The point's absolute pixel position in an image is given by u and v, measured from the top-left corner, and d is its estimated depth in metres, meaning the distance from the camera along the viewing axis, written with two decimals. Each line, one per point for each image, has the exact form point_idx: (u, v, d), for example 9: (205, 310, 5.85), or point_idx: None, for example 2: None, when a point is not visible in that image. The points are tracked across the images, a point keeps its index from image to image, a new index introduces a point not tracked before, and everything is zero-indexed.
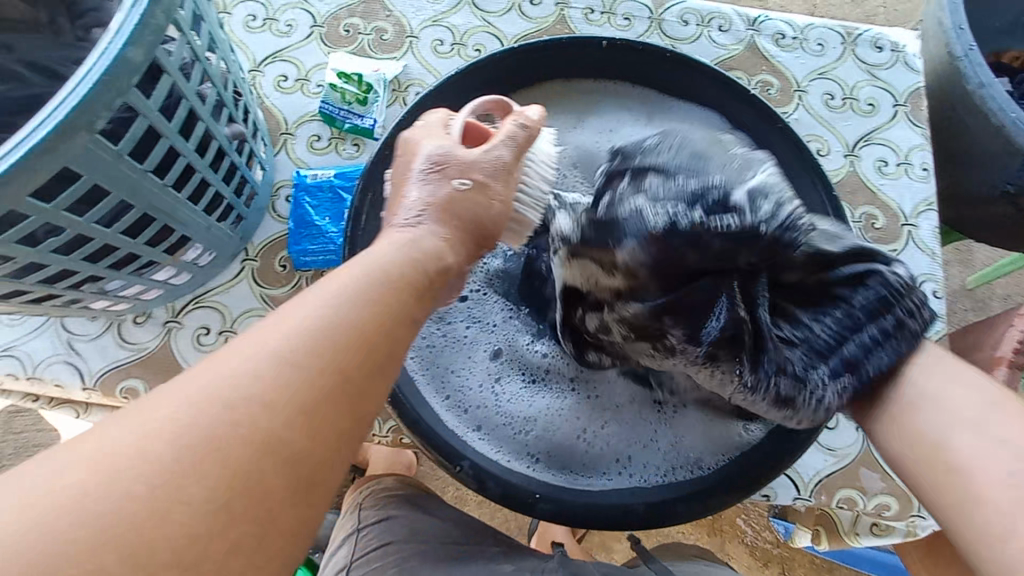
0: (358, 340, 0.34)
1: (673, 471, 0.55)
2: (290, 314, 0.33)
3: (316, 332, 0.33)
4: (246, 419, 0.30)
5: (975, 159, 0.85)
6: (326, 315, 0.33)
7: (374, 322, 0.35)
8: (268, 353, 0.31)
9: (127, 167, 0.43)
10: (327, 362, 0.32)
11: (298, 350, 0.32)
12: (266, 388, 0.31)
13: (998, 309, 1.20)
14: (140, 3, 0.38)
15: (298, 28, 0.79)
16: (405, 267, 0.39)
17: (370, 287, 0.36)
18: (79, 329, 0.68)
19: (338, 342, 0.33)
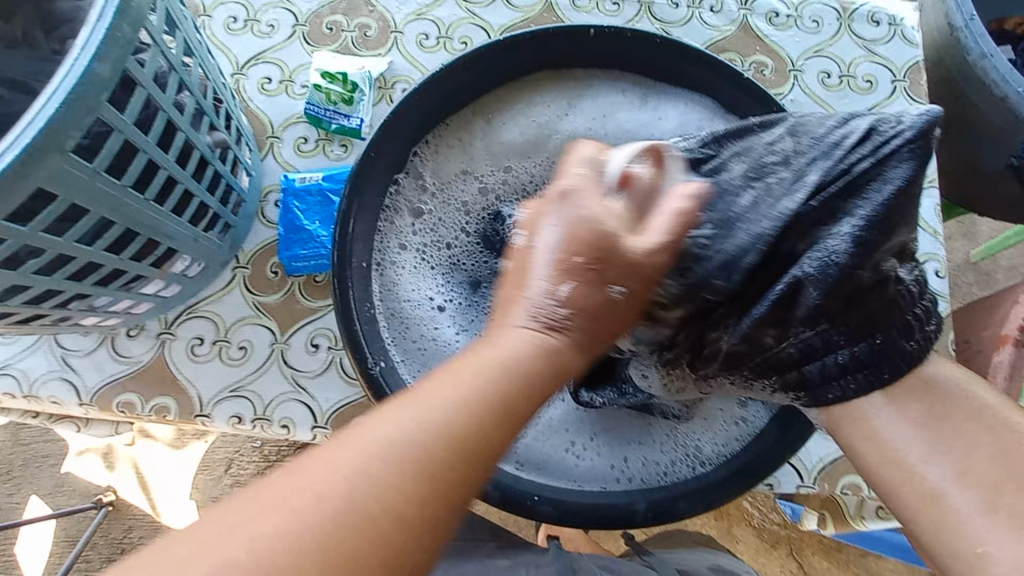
0: (482, 434, 0.34)
1: (671, 470, 0.56)
2: (395, 417, 0.33)
3: (424, 431, 0.33)
4: (357, 530, 0.30)
5: (978, 132, 0.83)
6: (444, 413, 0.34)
7: (491, 413, 0.35)
8: (381, 448, 0.32)
9: (105, 185, 0.42)
10: (448, 462, 0.33)
11: (406, 447, 0.32)
12: (382, 493, 0.31)
13: (1003, 282, 1.19)
14: (105, 16, 0.36)
15: (280, 28, 0.77)
16: (527, 354, 0.38)
17: (500, 380, 0.36)
18: (73, 345, 0.67)
19: (452, 446, 0.33)
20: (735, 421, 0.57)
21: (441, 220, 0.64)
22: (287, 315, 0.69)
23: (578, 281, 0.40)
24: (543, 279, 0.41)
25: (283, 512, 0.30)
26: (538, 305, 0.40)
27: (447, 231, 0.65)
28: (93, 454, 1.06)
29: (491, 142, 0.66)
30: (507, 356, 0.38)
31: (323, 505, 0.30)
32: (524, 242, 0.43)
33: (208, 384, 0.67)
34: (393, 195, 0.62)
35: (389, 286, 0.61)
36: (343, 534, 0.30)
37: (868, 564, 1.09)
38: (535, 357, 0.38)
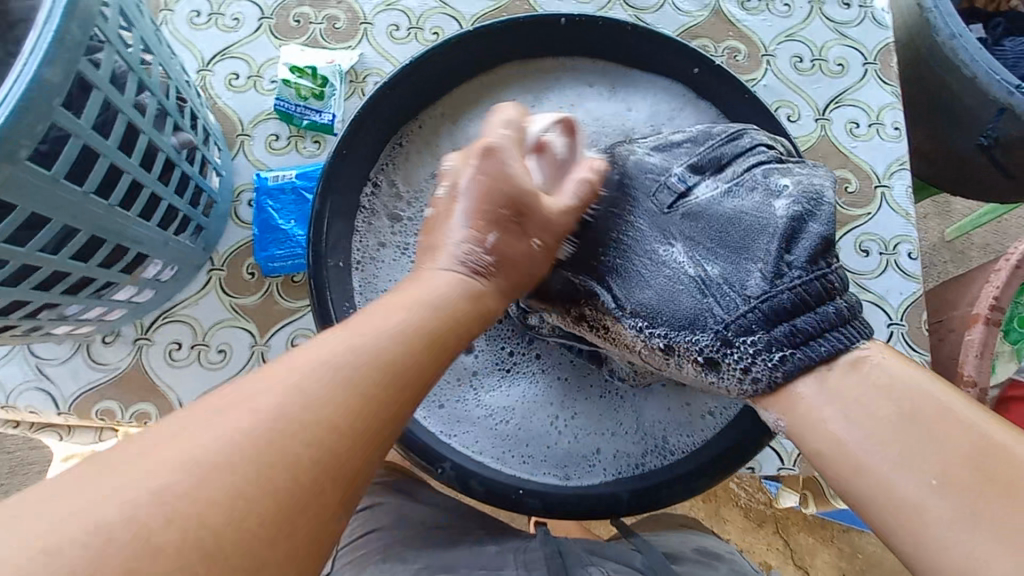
0: (338, 444, 0.31)
1: (641, 461, 0.57)
2: (265, 392, 0.31)
3: (318, 400, 0.31)
4: (251, 480, 0.28)
5: (948, 113, 0.84)
6: (327, 390, 0.31)
7: (422, 330, 0.37)
8: (251, 415, 0.29)
9: (66, 192, 0.41)
10: (355, 403, 0.32)
11: (282, 421, 0.30)
12: (307, 433, 0.30)
13: (976, 258, 1.21)
14: (53, 20, 0.35)
15: (246, 22, 0.75)
16: (454, 285, 0.41)
17: (354, 366, 0.33)
18: (48, 353, 0.66)
19: (360, 391, 0.32)
20: (708, 415, 0.57)
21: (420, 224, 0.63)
22: (265, 316, 0.68)
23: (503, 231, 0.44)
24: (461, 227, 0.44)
25: (156, 456, 0.27)
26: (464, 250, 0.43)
27: (428, 233, 0.64)
28: (78, 461, 1.05)
29: (457, 139, 0.64)
30: (431, 287, 0.40)
31: (234, 444, 0.28)
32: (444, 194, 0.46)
33: (187, 388, 0.66)
34: (366, 195, 0.62)
35: (367, 284, 0.61)
36: (239, 491, 0.27)
37: (849, 538, 1.12)
38: (460, 291, 0.41)
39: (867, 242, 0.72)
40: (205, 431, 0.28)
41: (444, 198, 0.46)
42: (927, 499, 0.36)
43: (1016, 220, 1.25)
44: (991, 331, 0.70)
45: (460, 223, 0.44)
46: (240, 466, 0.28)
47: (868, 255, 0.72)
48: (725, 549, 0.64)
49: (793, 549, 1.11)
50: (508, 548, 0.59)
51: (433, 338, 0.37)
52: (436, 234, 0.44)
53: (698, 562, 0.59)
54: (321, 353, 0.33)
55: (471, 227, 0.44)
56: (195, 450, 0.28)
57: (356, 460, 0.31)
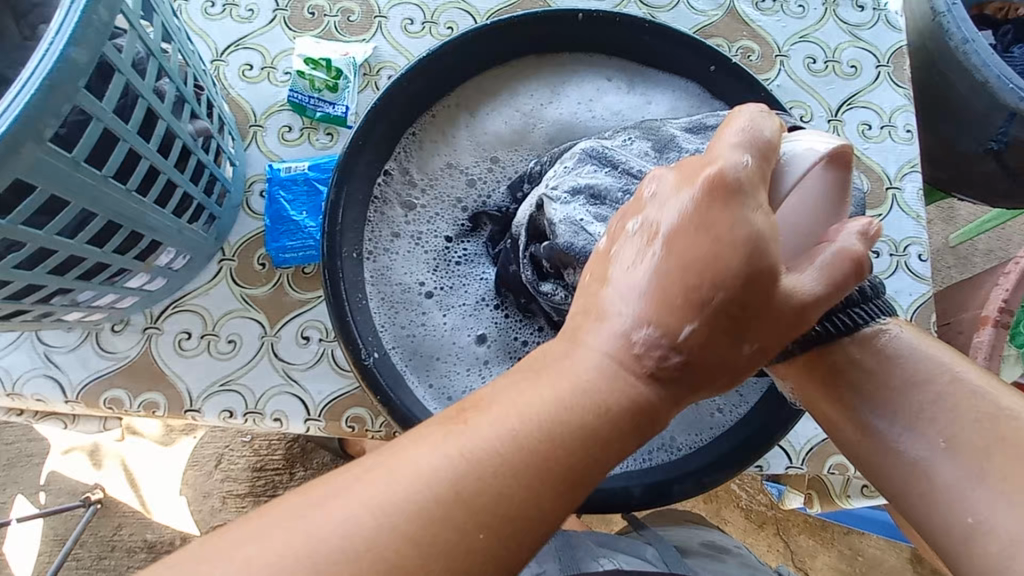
0: (562, 473, 0.30)
1: (652, 457, 0.56)
2: (499, 420, 0.31)
3: (499, 447, 0.30)
4: (434, 514, 0.29)
5: (959, 117, 0.84)
6: (502, 444, 0.30)
7: (544, 436, 0.30)
8: (431, 474, 0.29)
9: (85, 175, 0.41)
10: (530, 473, 0.30)
11: (462, 490, 0.29)
12: (477, 483, 0.29)
13: (980, 264, 1.22)
14: (79, 0, 0.35)
15: (259, 13, 0.75)
16: (607, 375, 0.32)
17: (556, 418, 0.31)
18: (55, 341, 0.66)
19: (556, 446, 0.30)
20: (716, 412, 0.57)
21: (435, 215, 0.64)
22: (276, 307, 0.68)
23: None
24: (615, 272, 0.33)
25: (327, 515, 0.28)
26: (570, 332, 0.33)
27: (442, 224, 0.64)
28: (78, 453, 1.04)
29: (476, 133, 0.65)
30: (581, 382, 0.32)
31: (360, 520, 0.28)
32: None
33: (197, 378, 0.66)
34: (381, 186, 0.62)
35: (380, 274, 0.61)
36: (433, 510, 0.29)
37: (850, 540, 1.13)
38: None
39: (879, 243, 0.72)
40: (345, 507, 0.29)
41: (635, 237, 0.34)
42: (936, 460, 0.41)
43: (1021, 226, 1.25)
44: (1000, 334, 0.70)
45: (644, 279, 0.33)
46: (435, 530, 0.28)
47: (879, 256, 0.72)
48: (732, 543, 0.64)
49: (794, 551, 1.11)
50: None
51: (577, 422, 0.31)
52: (596, 266, 0.35)
53: (709, 557, 0.59)
54: (532, 403, 0.31)
55: (646, 267, 0.33)
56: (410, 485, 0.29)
57: (583, 468, 0.31)
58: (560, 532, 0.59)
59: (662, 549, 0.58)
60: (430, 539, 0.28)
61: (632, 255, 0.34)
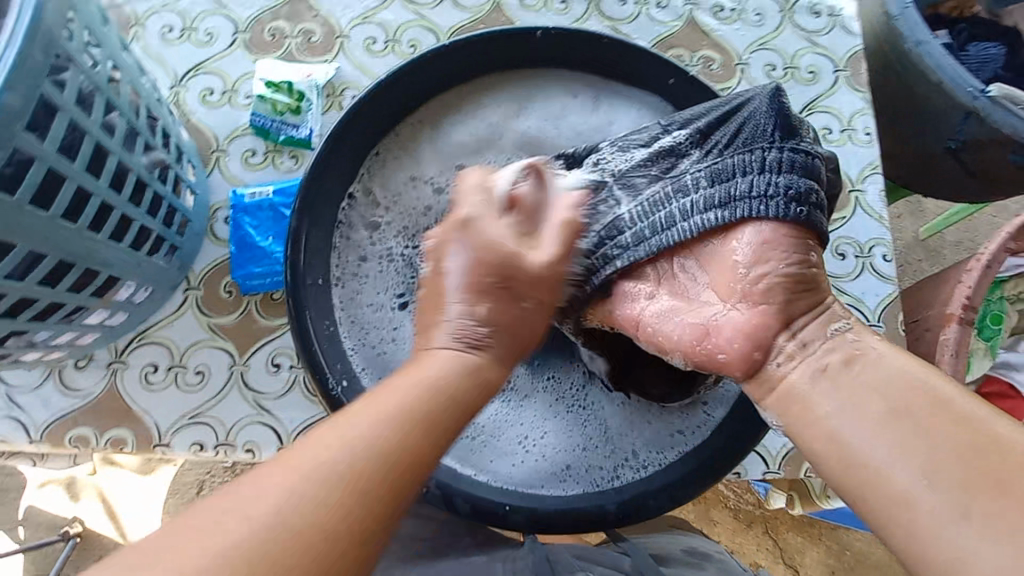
0: (387, 459, 0.34)
1: (616, 474, 0.56)
2: (320, 443, 0.33)
3: (354, 448, 0.33)
4: (323, 503, 0.31)
5: (917, 118, 0.86)
6: (380, 427, 0.34)
7: (428, 420, 0.36)
8: (329, 465, 0.32)
9: (30, 217, 0.40)
10: (372, 478, 0.33)
11: (330, 468, 0.32)
12: (339, 473, 0.32)
13: (949, 257, 1.24)
14: (12, 43, 0.34)
15: (219, 37, 0.74)
16: (450, 368, 0.40)
17: (402, 408, 0.36)
18: (17, 380, 0.64)
19: (412, 449, 0.35)
20: (677, 432, 0.57)
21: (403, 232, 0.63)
22: (244, 335, 0.67)
23: (492, 301, 0.44)
24: (453, 302, 0.44)
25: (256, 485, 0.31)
26: (458, 326, 0.43)
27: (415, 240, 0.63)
28: (54, 487, 1.01)
29: (442, 148, 0.64)
30: (434, 372, 0.39)
31: (292, 491, 0.31)
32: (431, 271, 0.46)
33: (165, 412, 0.64)
34: (344, 210, 0.61)
35: (349, 297, 0.60)
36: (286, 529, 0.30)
37: (837, 535, 1.14)
38: (464, 374, 0.40)
39: (845, 246, 0.73)
40: (270, 478, 0.31)
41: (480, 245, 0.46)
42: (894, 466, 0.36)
43: (986, 218, 1.28)
44: (966, 330, 0.71)
45: (538, 259, 0.46)
46: (298, 515, 0.30)
47: (845, 259, 0.73)
48: (713, 549, 0.64)
49: (782, 548, 1.12)
50: (497, 558, 0.59)
51: (424, 421, 0.36)
52: (432, 315, 0.45)
53: (691, 565, 0.59)
54: (371, 413, 0.35)
55: (459, 298, 0.44)
56: (280, 490, 0.31)
57: (410, 471, 0.34)
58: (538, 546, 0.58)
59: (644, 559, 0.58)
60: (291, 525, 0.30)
61: (508, 307, 0.45)
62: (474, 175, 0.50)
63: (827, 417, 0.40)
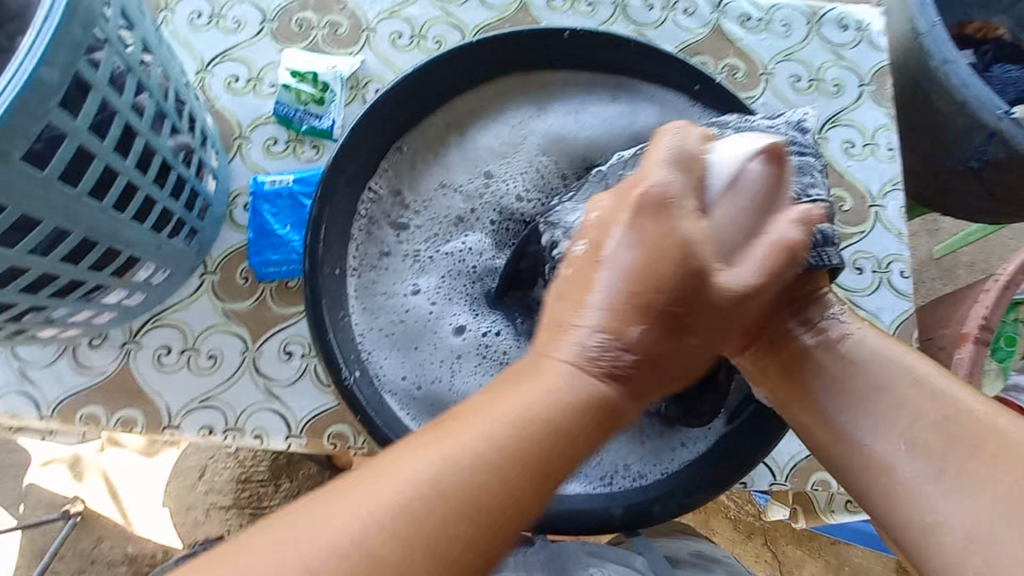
0: (505, 484, 0.33)
1: (612, 480, 0.56)
2: (421, 456, 0.33)
3: (470, 468, 0.33)
4: (391, 539, 0.31)
5: (941, 136, 0.85)
6: (483, 451, 0.33)
7: (539, 448, 0.34)
8: (417, 485, 0.32)
9: (58, 193, 0.40)
10: (493, 500, 0.33)
11: (445, 483, 0.32)
12: (450, 506, 0.32)
13: (964, 277, 1.23)
14: (51, 18, 0.34)
15: (246, 25, 0.75)
16: (575, 383, 0.37)
17: (506, 442, 0.34)
18: (30, 356, 0.64)
19: (513, 491, 0.33)
20: (679, 445, 0.57)
21: (430, 233, 0.63)
22: (258, 322, 0.67)
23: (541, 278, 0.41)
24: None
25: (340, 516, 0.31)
26: (591, 342, 0.38)
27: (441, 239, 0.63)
28: (58, 465, 1.02)
29: (466, 149, 0.65)
30: (552, 392, 0.36)
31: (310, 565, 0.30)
32: None
33: (176, 394, 0.65)
34: (366, 203, 0.61)
35: (364, 287, 0.60)
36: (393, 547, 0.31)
37: (837, 550, 1.13)
38: (583, 394, 0.36)
39: (862, 260, 0.73)
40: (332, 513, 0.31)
41: (584, 256, 0.40)
42: (902, 462, 0.44)
43: (1002, 240, 1.27)
44: (980, 350, 0.71)
45: (597, 305, 0.38)
46: (343, 556, 0.30)
47: (862, 274, 0.72)
48: (721, 552, 0.64)
49: (781, 561, 1.11)
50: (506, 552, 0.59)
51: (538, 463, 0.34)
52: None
53: (697, 564, 0.59)
54: (471, 437, 0.33)
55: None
56: (378, 507, 0.31)
57: (521, 501, 0.33)
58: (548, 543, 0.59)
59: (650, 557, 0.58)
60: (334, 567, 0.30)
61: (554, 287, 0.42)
62: (529, 162, 0.44)
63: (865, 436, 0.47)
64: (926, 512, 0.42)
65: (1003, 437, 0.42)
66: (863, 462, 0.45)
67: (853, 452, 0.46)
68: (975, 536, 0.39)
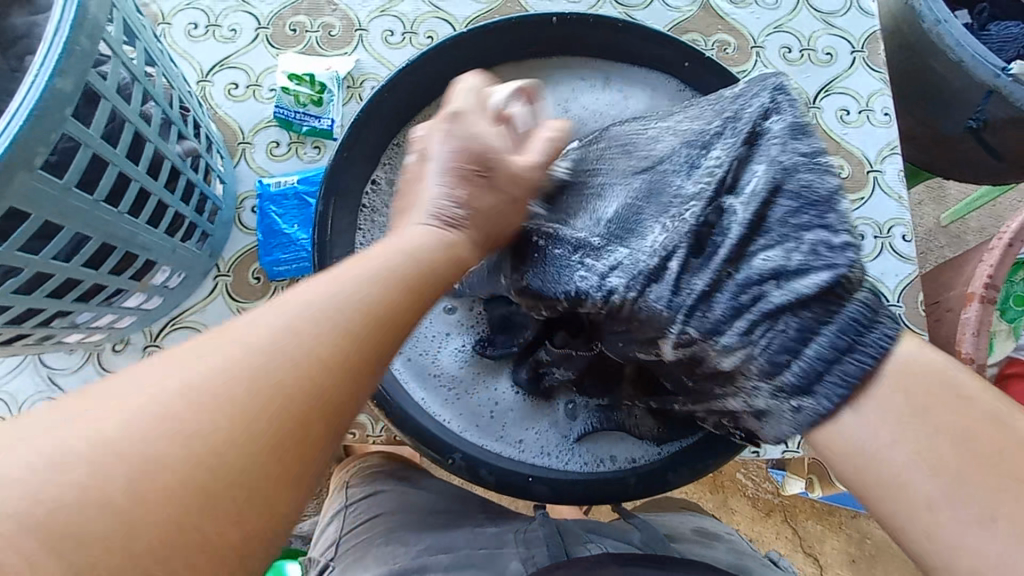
0: (317, 373, 0.32)
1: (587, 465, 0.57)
2: (299, 300, 0.33)
3: (335, 308, 0.34)
4: (257, 421, 0.30)
5: (937, 99, 0.85)
6: (364, 277, 0.36)
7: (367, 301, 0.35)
8: (272, 330, 0.32)
9: (77, 200, 0.42)
10: (293, 401, 0.31)
11: (325, 308, 0.33)
12: (332, 333, 0.33)
13: (973, 242, 1.23)
14: (62, 31, 0.36)
15: (243, 32, 0.77)
16: (432, 241, 0.41)
17: (389, 275, 0.37)
18: (59, 363, 0.67)
19: (375, 306, 0.35)
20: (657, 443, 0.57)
21: None
22: None
23: (469, 186, 0.45)
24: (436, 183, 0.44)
25: (218, 348, 0.31)
26: (436, 207, 0.43)
27: None
28: None
29: None
30: (397, 257, 0.38)
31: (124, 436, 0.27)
32: (415, 162, 0.47)
33: None
34: (368, 195, 0.62)
35: None
36: (179, 447, 0.28)
37: (858, 524, 1.13)
38: (438, 245, 0.41)
39: (862, 226, 0.73)
40: (214, 354, 0.30)
41: (415, 164, 0.47)
42: (917, 476, 0.38)
43: (1010, 202, 1.26)
44: (987, 309, 0.71)
45: (436, 183, 0.44)
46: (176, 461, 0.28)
47: (863, 239, 0.73)
48: (721, 529, 0.65)
49: (801, 536, 1.12)
50: (507, 529, 0.60)
51: (411, 286, 0.37)
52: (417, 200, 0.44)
53: (697, 544, 0.60)
54: (355, 272, 0.36)
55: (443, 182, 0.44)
56: (228, 353, 0.31)
57: (337, 394, 0.33)
58: (548, 519, 0.60)
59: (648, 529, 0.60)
60: (164, 469, 0.28)
61: (470, 189, 0.45)
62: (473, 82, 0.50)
63: (897, 469, 0.38)
64: (953, 540, 0.36)
65: (998, 429, 0.38)
66: (839, 444, 0.40)
67: (865, 465, 0.39)
68: (1001, 552, 0.35)
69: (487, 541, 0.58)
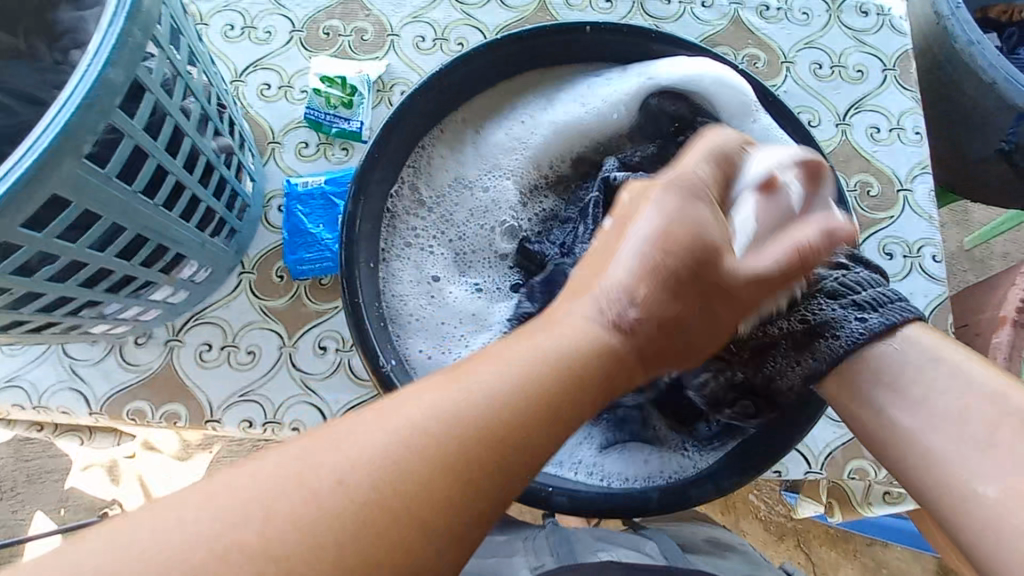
0: (446, 498, 0.29)
1: (607, 480, 0.57)
2: (443, 390, 0.31)
3: (485, 402, 0.31)
4: (388, 510, 0.28)
5: (968, 121, 0.85)
6: (499, 390, 0.31)
7: (541, 399, 0.32)
8: (463, 416, 0.30)
9: (116, 191, 0.42)
10: (407, 495, 0.28)
11: (491, 423, 0.30)
12: (479, 446, 0.30)
13: (997, 268, 1.21)
14: (116, 22, 0.37)
15: (277, 34, 0.78)
16: (590, 333, 0.35)
17: (539, 384, 0.32)
18: (81, 354, 0.67)
19: (510, 424, 0.31)
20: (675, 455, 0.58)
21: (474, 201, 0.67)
22: (293, 318, 0.70)
23: (665, 285, 0.37)
24: (628, 258, 0.37)
25: (385, 420, 0.30)
26: (610, 298, 0.36)
27: (481, 199, 0.67)
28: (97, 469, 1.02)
29: (481, 148, 0.67)
30: (578, 338, 0.34)
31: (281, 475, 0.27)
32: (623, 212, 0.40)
33: (217, 389, 0.67)
34: (393, 199, 0.63)
35: (389, 277, 0.62)
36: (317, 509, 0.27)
37: (874, 552, 1.10)
38: (592, 346, 0.34)
39: (891, 246, 0.72)
40: (405, 407, 0.30)
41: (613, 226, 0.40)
42: None
43: None
44: (1019, 334, 0.69)
45: (629, 256, 0.37)
46: (303, 484, 0.27)
47: (892, 258, 0.72)
48: (736, 540, 0.64)
49: (815, 562, 1.09)
50: (516, 538, 0.60)
51: (553, 401, 0.32)
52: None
53: (711, 553, 0.59)
54: (525, 351, 0.33)
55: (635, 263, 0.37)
56: (426, 415, 0.30)
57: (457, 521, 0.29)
58: (556, 528, 0.59)
59: (660, 540, 0.59)
60: (291, 513, 0.27)
61: None
62: None
63: None
64: None
65: None
66: None
67: None
68: None
69: (500, 552, 0.58)
